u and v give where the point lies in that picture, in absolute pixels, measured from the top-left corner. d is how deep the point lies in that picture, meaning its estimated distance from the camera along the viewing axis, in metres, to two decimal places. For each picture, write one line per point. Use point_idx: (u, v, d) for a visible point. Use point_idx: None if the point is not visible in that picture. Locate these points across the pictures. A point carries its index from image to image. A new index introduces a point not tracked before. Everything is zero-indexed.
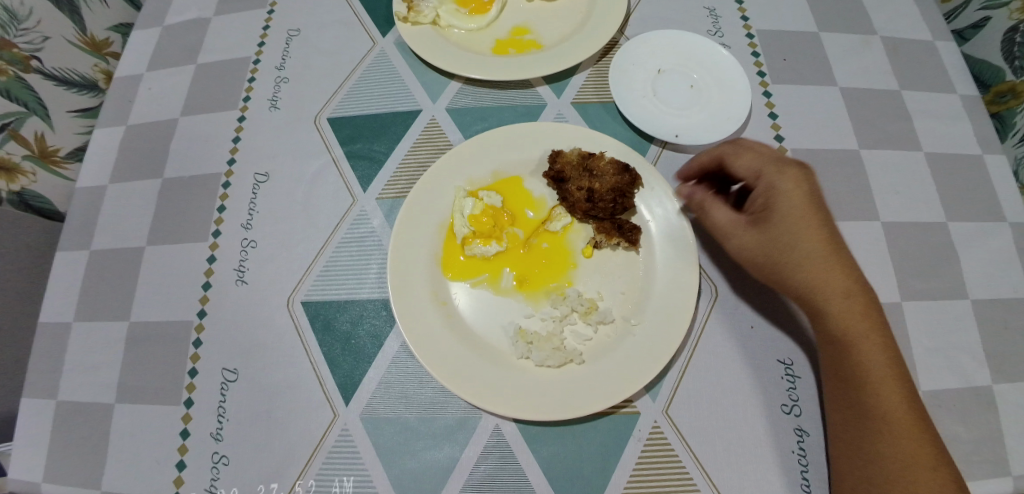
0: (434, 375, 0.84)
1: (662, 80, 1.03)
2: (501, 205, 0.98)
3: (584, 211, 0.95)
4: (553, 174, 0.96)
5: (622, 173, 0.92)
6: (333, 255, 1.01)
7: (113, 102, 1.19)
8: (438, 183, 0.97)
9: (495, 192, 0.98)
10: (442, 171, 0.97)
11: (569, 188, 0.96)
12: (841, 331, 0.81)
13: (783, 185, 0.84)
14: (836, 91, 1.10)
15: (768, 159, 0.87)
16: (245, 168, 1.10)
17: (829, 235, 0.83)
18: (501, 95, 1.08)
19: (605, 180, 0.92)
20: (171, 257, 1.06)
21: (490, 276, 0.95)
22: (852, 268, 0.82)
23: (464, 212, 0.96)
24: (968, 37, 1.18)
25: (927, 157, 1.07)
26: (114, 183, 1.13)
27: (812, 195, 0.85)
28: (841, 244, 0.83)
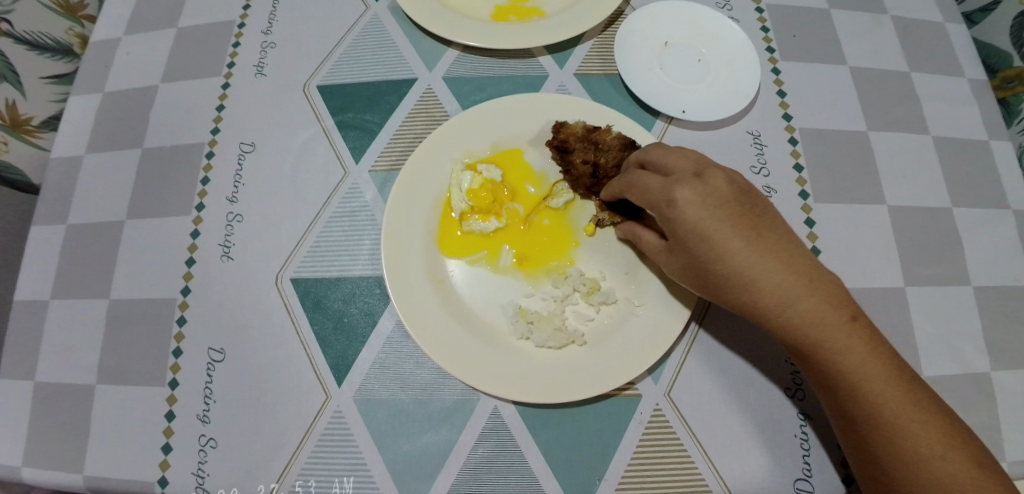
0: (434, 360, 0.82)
1: (669, 54, 1.00)
2: (501, 179, 0.94)
3: (587, 186, 0.91)
4: (557, 144, 0.92)
5: (628, 148, 0.88)
6: (323, 230, 0.96)
7: (88, 67, 1.12)
8: (435, 157, 0.92)
9: (494, 165, 0.94)
10: (438, 143, 0.93)
11: (572, 160, 0.90)
12: (804, 356, 0.74)
13: (682, 213, 0.73)
14: (845, 70, 1.07)
15: (654, 182, 0.76)
16: (230, 139, 1.04)
17: (751, 246, 0.73)
18: (501, 65, 1.03)
19: (611, 155, 0.88)
20: (153, 231, 1.01)
21: (489, 254, 0.92)
22: (787, 279, 0.72)
23: (462, 186, 0.92)
24: (977, 20, 1.16)
25: (933, 141, 1.05)
26: (90, 153, 1.07)
27: (715, 204, 0.73)
28: (767, 251, 0.73)
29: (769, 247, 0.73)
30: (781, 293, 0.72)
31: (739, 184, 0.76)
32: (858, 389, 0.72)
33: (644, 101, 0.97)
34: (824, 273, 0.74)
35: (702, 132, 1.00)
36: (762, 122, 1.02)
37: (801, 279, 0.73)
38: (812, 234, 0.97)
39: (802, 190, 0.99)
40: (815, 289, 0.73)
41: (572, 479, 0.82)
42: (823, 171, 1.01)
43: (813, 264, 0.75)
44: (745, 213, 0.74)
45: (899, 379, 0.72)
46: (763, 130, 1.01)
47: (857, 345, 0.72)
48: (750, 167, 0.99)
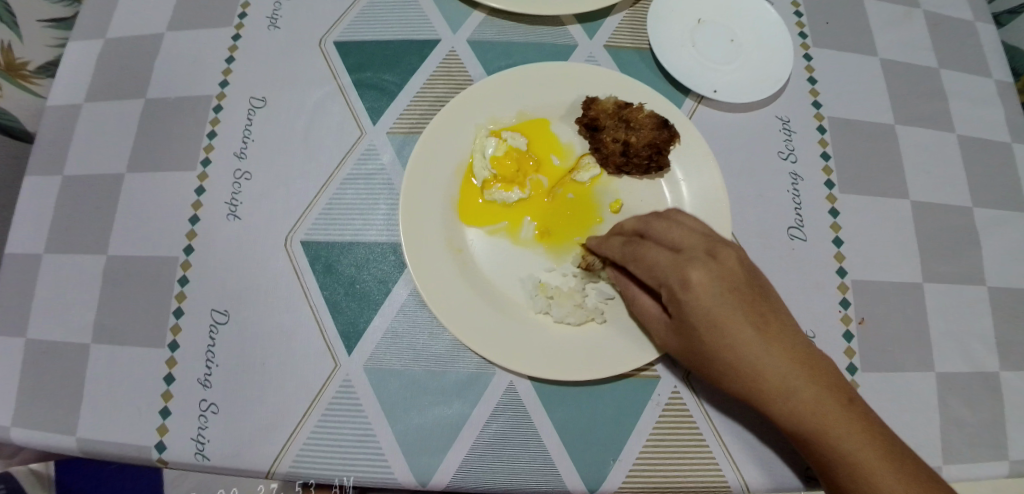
0: (451, 330, 0.79)
1: (702, 31, 0.98)
2: (527, 148, 0.91)
3: (616, 166, 0.89)
4: (587, 122, 0.90)
5: (661, 128, 0.86)
6: (337, 192, 0.93)
7: (89, 10, 1.06)
8: (460, 120, 0.89)
9: (519, 133, 0.91)
10: (463, 106, 0.89)
11: (602, 138, 0.90)
12: (806, 437, 0.69)
13: (695, 296, 0.68)
14: (874, 61, 1.05)
15: (667, 256, 0.71)
16: (239, 94, 1.00)
17: (761, 332, 0.68)
18: (529, 31, 1.00)
19: (642, 133, 0.87)
20: (155, 186, 0.97)
21: (510, 225, 0.89)
22: (794, 364, 0.68)
23: (486, 152, 0.89)
24: (1004, 22, 1.12)
25: (958, 138, 1.03)
26: (90, 101, 1.02)
27: (728, 288, 0.68)
28: (776, 338, 0.69)
29: (776, 336, 0.69)
30: (783, 376, 0.68)
31: (747, 264, 0.72)
32: (852, 467, 0.67)
33: (677, 78, 0.95)
34: (823, 357, 0.71)
35: (731, 113, 0.98)
36: (790, 108, 1.00)
37: (806, 366, 0.69)
38: (835, 223, 0.96)
39: (828, 179, 0.98)
40: (818, 374, 0.69)
41: (585, 457, 0.81)
42: (848, 161, 0.99)
43: (812, 347, 0.71)
44: (756, 296, 0.70)
45: (906, 462, 0.67)
46: (792, 116, 1.00)
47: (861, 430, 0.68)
48: (778, 153, 0.98)
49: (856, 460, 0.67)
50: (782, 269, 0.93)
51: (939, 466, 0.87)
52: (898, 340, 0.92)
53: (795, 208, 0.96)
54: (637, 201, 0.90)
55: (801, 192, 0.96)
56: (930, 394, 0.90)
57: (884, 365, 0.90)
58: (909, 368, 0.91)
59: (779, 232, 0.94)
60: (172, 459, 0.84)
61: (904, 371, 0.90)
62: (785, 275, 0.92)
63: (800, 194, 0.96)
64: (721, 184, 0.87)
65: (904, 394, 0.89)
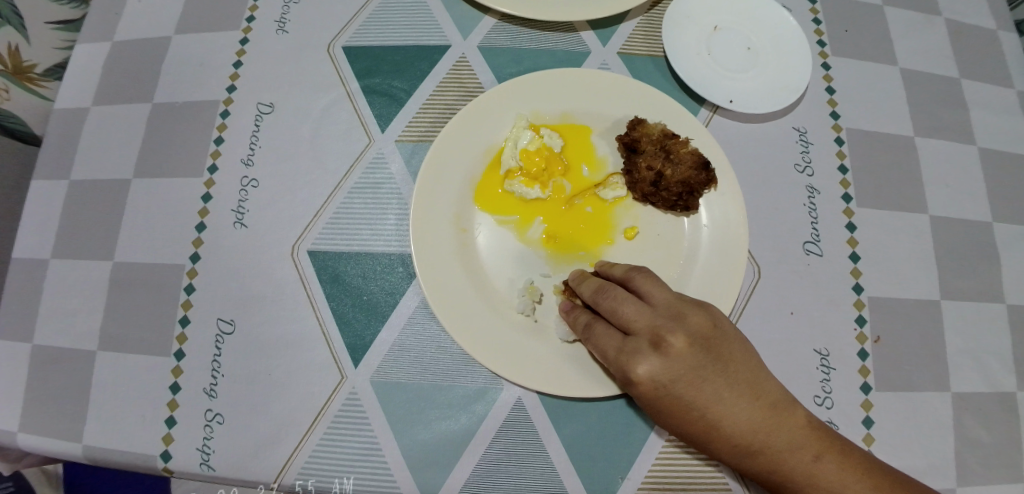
0: (428, 301, 0.79)
1: (718, 38, 0.96)
2: (560, 150, 0.89)
3: (643, 194, 0.86)
4: (628, 142, 0.88)
5: (700, 169, 0.83)
6: (345, 202, 0.92)
7: (97, 12, 1.05)
8: (499, 109, 0.88)
9: (557, 133, 0.89)
10: (505, 96, 0.88)
11: (638, 163, 0.87)
12: (779, 485, 0.72)
13: (642, 389, 0.69)
14: (892, 70, 1.03)
15: (613, 345, 0.71)
16: (247, 99, 0.98)
17: (711, 411, 0.69)
18: (541, 37, 0.98)
19: (679, 169, 0.84)
20: (162, 192, 0.96)
21: (520, 220, 0.87)
22: (746, 433, 0.70)
23: (519, 144, 0.87)
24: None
25: (979, 151, 1.00)
26: (97, 105, 1.01)
27: (675, 376, 0.68)
28: (730, 408, 0.70)
29: (729, 406, 0.70)
30: (738, 443, 0.70)
31: (700, 339, 0.70)
32: None
33: (691, 88, 0.93)
34: (787, 412, 0.72)
35: (747, 124, 0.96)
36: (808, 119, 0.98)
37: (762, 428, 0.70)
38: (853, 238, 0.94)
39: (845, 192, 0.96)
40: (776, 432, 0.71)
41: (593, 473, 0.80)
42: (866, 173, 0.97)
43: (774, 405, 0.71)
44: (708, 374, 0.69)
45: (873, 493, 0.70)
46: (810, 127, 0.98)
47: (826, 480, 0.70)
48: (794, 165, 0.95)
49: None
50: (796, 284, 0.91)
51: (954, 488, 0.85)
52: (914, 359, 0.90)
53: (811, 223, 0.93)
54: (655, 232, 0.87)
55: (817, 206, 0.94)
56: (946, 414, 0.88)
57: (900, 383, 0.89)
58: (925, 387, 0.89)
59: (793, 246, 0.92)
60: (178, 469, 0.84)
61: (919, 390, 0.88)
62: (799, 291, 0.91)
63: (816, 208, 0.94)
64: (745, 230, 0.83)
65: (919, 415, 0.87)
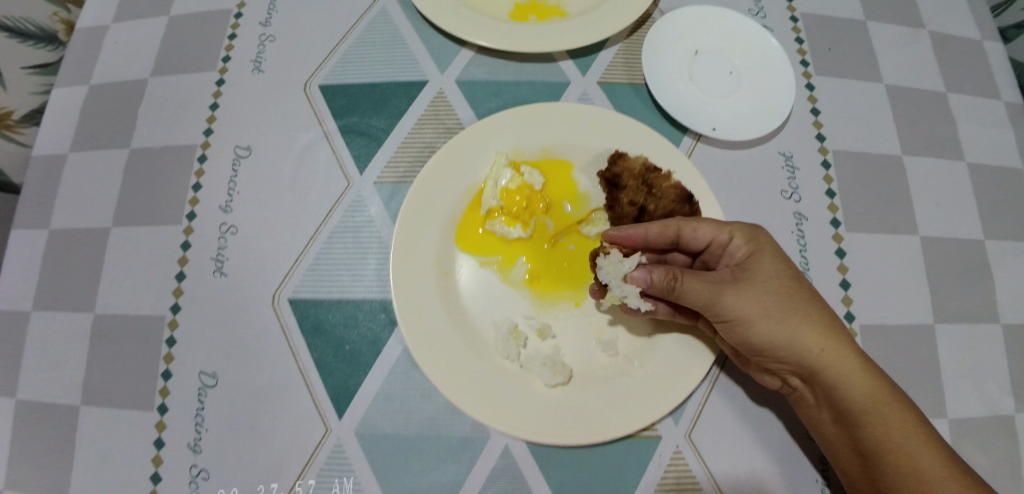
0: (409, 345, 0.78)
1: (698, 63, 0.95)
2: (541, 187, 0.86)
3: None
4: (609, 177, 0.85)
5: (684, 202, 0.83)
6: (325, 246, 0.88)
7: (77, 58, 1.10)
8: (478, 147, 0.86)
9: (538, 170, 0.86)
10: (484, 134, 0.86)
11: (619, 198, 0.85)
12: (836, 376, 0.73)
13: (764, 245, 0.76)
14: (881, 87, 1.03)
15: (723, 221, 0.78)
16: (223, 141, 0.96)
17: (789, 288, 0.75)
18: (522, 69, 0.95)
19: (663, 202, 0.83)
20: (141, 242, 0.95)
21: (503, 261, 0.85)
22: (816, 322, 0.74)
23: (499, 183, 0.85)
24: (1011, 37, 1.11)
25: (968, 167, 1.00)
26: (75, 151, 1.03)
27: (765, 246, 0.77)
28: (795, 283, 0.75)
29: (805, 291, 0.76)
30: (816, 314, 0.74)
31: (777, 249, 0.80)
32: (873, 402, 0.73)
33: (673, 115, 0.91)
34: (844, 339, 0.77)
35: (733, 150, 0.93)
36: (795, 143, 0.95)
37: (814, 321, 0.74)
38: (842, 264, 0.92)
39: (835, 218, 0.93)
40: (830, 333, 0.74)
41: None
42: (856, 197, 0.95)
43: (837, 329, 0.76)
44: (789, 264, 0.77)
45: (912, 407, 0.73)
46: (796, 151, 0.95)
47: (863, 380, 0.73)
48: (782, 191, 0.92)
49: (869, 390, 0.73)
50: None
51: None
52: (909, 386, 0.88)
53: (800, 251, 0.90)
54: None
55: (805, 232, 0.91)
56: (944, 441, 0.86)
57: None
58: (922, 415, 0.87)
59: None
60: None
61: None
62: None
63: (805, 235, 0.91)
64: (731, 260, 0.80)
65: None
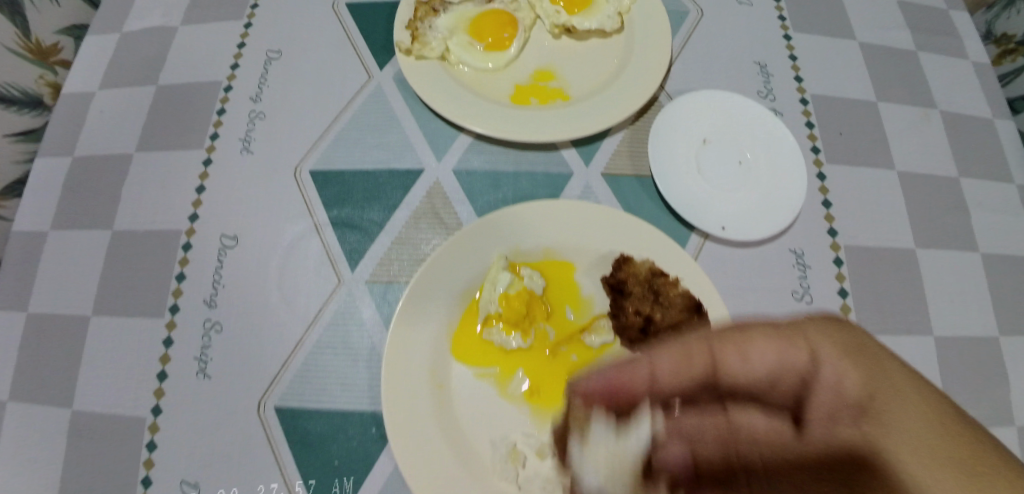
0: (401, 470, 0.72)
1: (708, 153, 0.91)
2: (542, 292, 0.83)
3: (631, 341, 0.80)
4: (614, 282, 0.82)
5: (692, 312, 0.78)
6: (315, 351, 0.84)
7: (61, 126, 1.06)
8: (476, 247, 0.82)
9: (539, 273, 0.83)
10: (483, 232, 0.82)
11: (624, 306, 0.81)
12: None
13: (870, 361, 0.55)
14: (891, 174, 0.99)
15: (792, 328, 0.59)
16: (210, 229, 0.92)
17: (934, 419, 0.51)
18: (521, 157, 0.92)
19: (670, 312, 0.79)
20: (122, 333, 0.90)
21: (501, 372, 0.81)
22: None
23: (498, 287, 0.81)
24: (1019, 108, 1.12)
25: (982, 258, 0.97)
26: (55, 229, 0.98)
27: (863, 348, 0.56)
28: (942, 417, 0.51)
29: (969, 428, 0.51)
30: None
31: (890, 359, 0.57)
32: None
33: (680, 212, 0.87)
34: None
35: (741, 248, 0.90)
36: (806, 240, 0.92)
37: None
38: None
39: (847, 320, 0.89)
40: None
41: None
42: (865, 295, 0.91)
43: None
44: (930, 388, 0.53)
45: None
46: (807, 248, 0.91)
47: None
48: (793, 292, 0.88)
49: None
50: None
51: None
52: None
53: None
54: None
55: None
56: None
57: None
58: None
59: None
60: None
61: None
62: None
63: None
64: None
65: None
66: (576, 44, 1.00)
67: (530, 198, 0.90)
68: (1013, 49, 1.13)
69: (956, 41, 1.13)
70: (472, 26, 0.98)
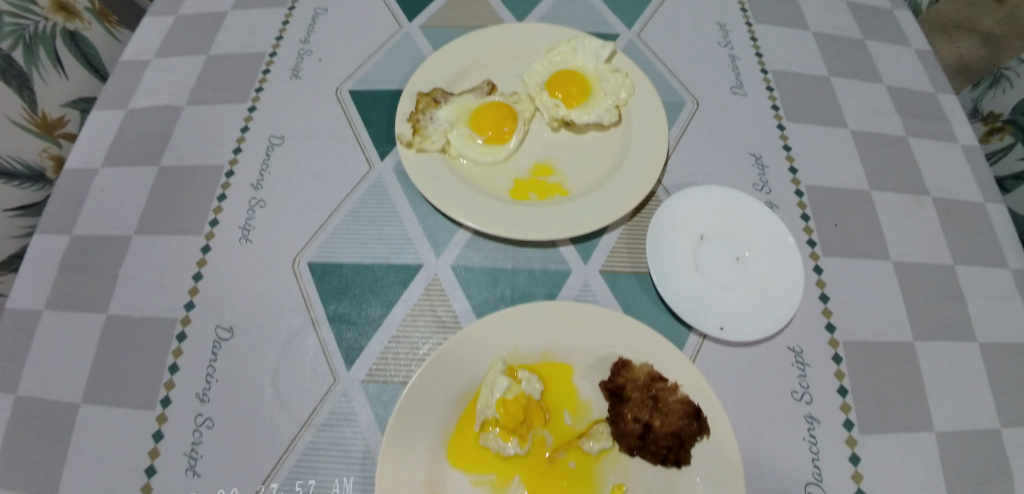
0: None
1: (705, 249, 0.92)
2: (540, 396, 0.83)
3: (630, 448, 0.80)
4: (612, 387, 0.82)
5: (690, 419, 0.78)
6: (309, 450, 0.83)
7: (59, 200, 1.03)
8: (475, 350, 0.81)
9: (537, 376, 0.83)
10: (481, 335, 0.82)
11: (623, 413, 0.81)
12: None
13: None
14: (886, 265, 1.00)
15: None
16: (205, 319, 0.92)
17: None
18: (519, 253, 0.94)
19: (669, 419, 0.79)
20: (110, 425, 0.87)
21: (498, 480, 0.79)
22: None
23: (495, 392, 0.80)
24: (1009, 187, 1.15)
25: (980, 349, 0.95)
26: (51, 309, 0.95)
27: None
28: None
29: None
30: None
31: None
32: None
33: (676, 312, 0.87)
34: None
35: (738, 348, 0.90)
36: (803, 336, 0.93)
37: None
38: (857, 472, 0.85)
39: (847, 418, 0.88)
40: None
41: None
42: (866, 391, 0.90)
43: None
44: None
45: None
46: (806, 345, 0.92)
47: None
48: (792, 392, 0.88)
49: None
50: None
51: None
52: None
53: (812, 458, 0.85)
54: (644, 489, 0.79)
55: (818, 439, 0.86)
56: None
57: None
58: None
59: (793, 488, 0.83)
60: None
61: None
62: None
63: (818, 441, 0.86)
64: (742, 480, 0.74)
65: None
66: (574, 137, 1.03)
67: (528, 297, 0.91)
68: (1001, 127, 1.16)
69: (946, 125, 1.14)
70: (473, 119, 1.01)
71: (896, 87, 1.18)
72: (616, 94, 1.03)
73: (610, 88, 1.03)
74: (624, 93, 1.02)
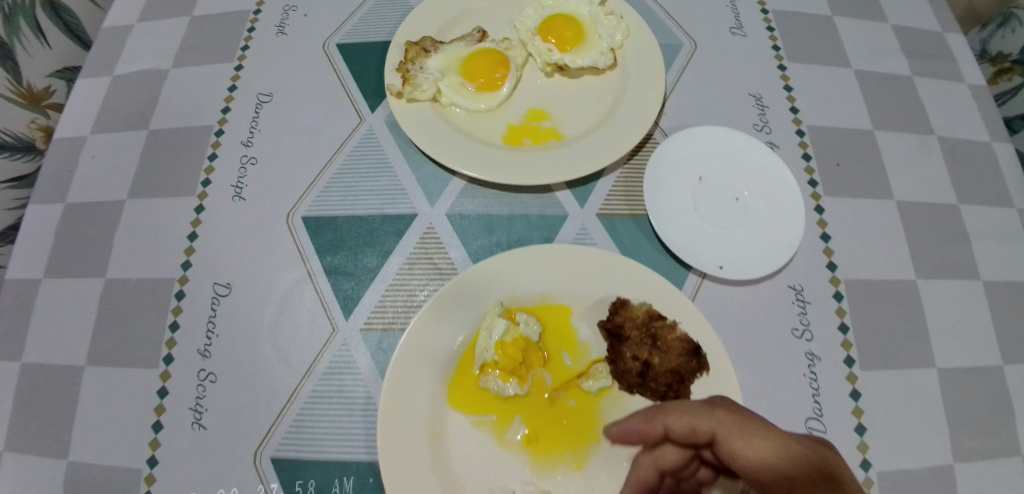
0: None
1: (703, 191, 0.91)
2: (539, 337, 0.83)
3: (630, 385, 0.80)
4: (611, 327, 0.81)
5: (690, 356, 0.77)
6: (311, 399, 0.83)
7: (50, 168, 1.02)
8: (472, 294, 0.81)
9: (535, 319, 0.83)
10: (478, 279, 0.81)
11: (622, 351, 0.81)
12: None
13: None
14: (888, 204, 0.98)
15: None
16: (202, 278, 0.92)
17: None
18: (515, 200, 0.93)
19: (669, 357, 0.78)
20: (114, 386, 0.87)
21: (499, 420, 0.80)
22: None
23: (493, 335, 0.80)
24: (1017, 128, 1.10)
25: (984, 286, 0.94)
26: (49, 276, 0.94)
27: None
28: None
29: None
30: None
31: None
32: None
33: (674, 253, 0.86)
34: None
35: (739, 287, 0.90)
36: (804, 275, 0.92)
37: None
38: (857, 408, 0.85)
39: (848, 356, 0.88)
40: None
41: None
42: (868, 329, 0.90)
43: None
44: None
45: None
46: (807, 284, 0.91)
47: None
48: (792, 330, 0.88)
49: None
50: None
51: None
52: None
53: (812, 395, 0.85)
54: None
55: (818, 376, 0.86)
56: None
57: None
58: None
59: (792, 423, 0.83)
60: None
61: None
62: None
63: (817, 378, 0.86)
64: None
65: None
66: (568, 82, 1.01)
67: (524, 242, 0.91)
68: (1009, 68, 1.12)
69: (953, 65, 1.11)
70: (463, 67, 0.98)
71: (901, 26, 1.14)
72: (611, 37, 1.00)
73: (605, 31, 1.01)
74: (620, 35, 0.99)
